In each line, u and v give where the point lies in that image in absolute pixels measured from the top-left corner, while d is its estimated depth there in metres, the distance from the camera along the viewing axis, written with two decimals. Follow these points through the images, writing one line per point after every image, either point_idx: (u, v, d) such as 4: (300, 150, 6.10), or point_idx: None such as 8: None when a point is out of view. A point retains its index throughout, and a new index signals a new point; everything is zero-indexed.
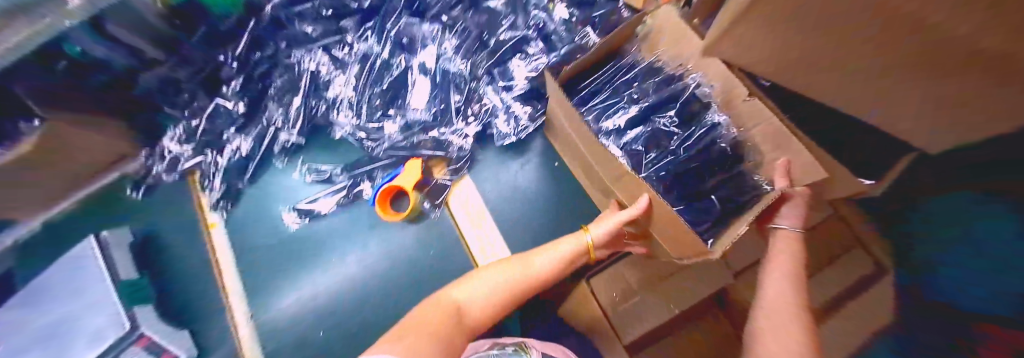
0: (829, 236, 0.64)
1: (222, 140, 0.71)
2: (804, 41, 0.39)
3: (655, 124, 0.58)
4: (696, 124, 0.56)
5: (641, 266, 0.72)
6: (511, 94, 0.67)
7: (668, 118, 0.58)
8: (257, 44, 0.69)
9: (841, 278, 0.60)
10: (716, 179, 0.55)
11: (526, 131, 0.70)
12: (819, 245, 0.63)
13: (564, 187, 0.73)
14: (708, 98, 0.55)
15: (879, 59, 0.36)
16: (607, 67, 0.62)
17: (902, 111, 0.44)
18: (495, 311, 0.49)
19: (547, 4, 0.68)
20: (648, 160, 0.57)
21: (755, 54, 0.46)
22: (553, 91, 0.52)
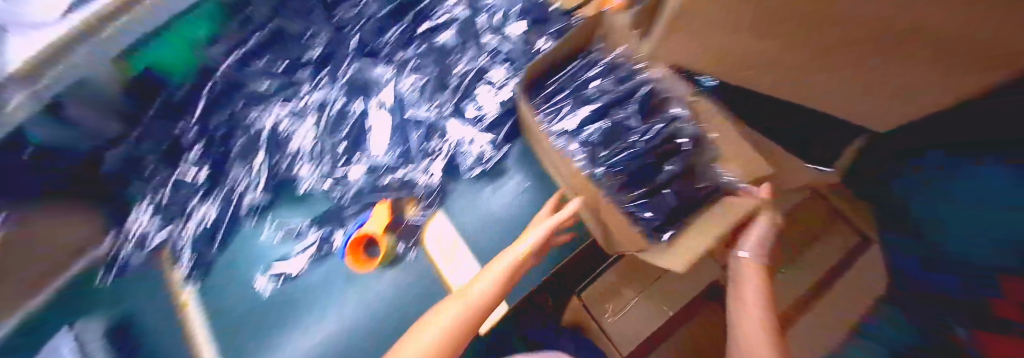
0: (808, 213, 0.60)
1: (187, 210, 0.69)
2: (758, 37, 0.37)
3: (611, 119, 0.52)
4: (656, 118, 0.51)
5: (628, 273, 0.70)
6: (478, 126, 0.66)
7: (628, 112, 0.52)
8: (217, 106, 0.69)
9: (828, 259, 0.56)
10: (671, 174, 0.50)
11: (493, 160, 0.70)
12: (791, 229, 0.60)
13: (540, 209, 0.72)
14: (666, 93, 0.50)
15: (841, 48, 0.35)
16: (570, 66, 0.55)
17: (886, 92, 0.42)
18: (473, 325, 0.45)
19: (497, 27, 0.70)
20: (604, 155, 0.51)
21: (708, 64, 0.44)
22: (521, 102, 0.51)
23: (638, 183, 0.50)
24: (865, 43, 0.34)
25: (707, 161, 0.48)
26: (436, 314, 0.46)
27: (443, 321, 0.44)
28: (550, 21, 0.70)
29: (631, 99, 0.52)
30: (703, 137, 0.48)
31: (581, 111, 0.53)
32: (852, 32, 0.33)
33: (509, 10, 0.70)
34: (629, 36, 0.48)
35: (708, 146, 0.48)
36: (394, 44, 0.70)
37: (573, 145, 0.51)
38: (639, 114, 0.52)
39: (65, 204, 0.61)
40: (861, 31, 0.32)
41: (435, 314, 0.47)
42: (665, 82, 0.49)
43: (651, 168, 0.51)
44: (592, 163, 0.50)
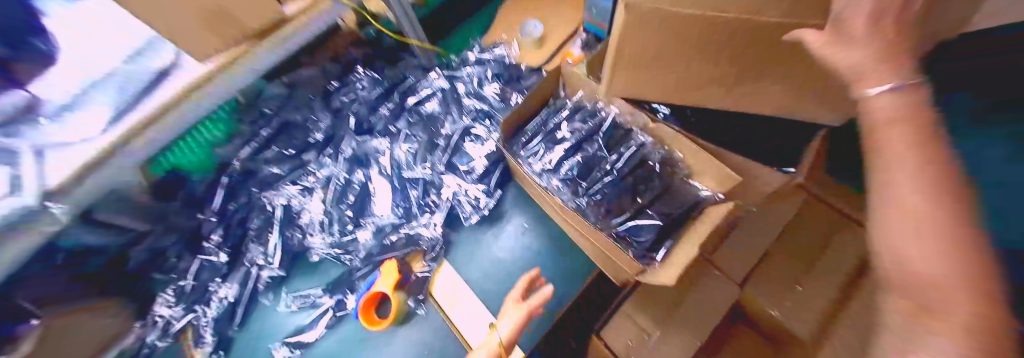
0: (815, 221, 0.68)
1: (208, 293, 0.73)
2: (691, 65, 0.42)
3: (584, 153, 0.57)
4: (624, 146, 0.56)
5: (648, 304, 0.65)
6: (471, 176, 0.72)
7: (599, 144, 0.57)
8: (233, 195, 0.76)
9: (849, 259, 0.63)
10: (655, 194, 0.53)
11: (489, 205, 0.74)
12: (804, 235, 0.67)
13: (542, 246, 0.74)
14: (629, 125, 0.57)
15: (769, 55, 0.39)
16: (543, 111, 0.62)
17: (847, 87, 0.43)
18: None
19: (477, 89, 0.79)
20: (584, 186, 0.55)
21: (664, 94, 0.49)
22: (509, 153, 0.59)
23: (619, 208, 0.53)
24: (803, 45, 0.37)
25: (684, 177, 0.53)
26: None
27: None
28: (523, 78, 0.81)
29: (599, 133, 0.58)
30: (673, 156, 0.54)
31: (557, 149, 0.58)
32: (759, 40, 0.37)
33: (483, 76, 0.80)
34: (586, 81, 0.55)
35: (679, 164, 0.53)
36: (387, 119, 0.78)
37: (555, 182, 0.56)
38: (607, 145, 0.57)
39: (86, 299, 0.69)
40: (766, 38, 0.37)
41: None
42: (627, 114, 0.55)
43: (635, 191, 0.54)
44: (574, 196, 0.55)
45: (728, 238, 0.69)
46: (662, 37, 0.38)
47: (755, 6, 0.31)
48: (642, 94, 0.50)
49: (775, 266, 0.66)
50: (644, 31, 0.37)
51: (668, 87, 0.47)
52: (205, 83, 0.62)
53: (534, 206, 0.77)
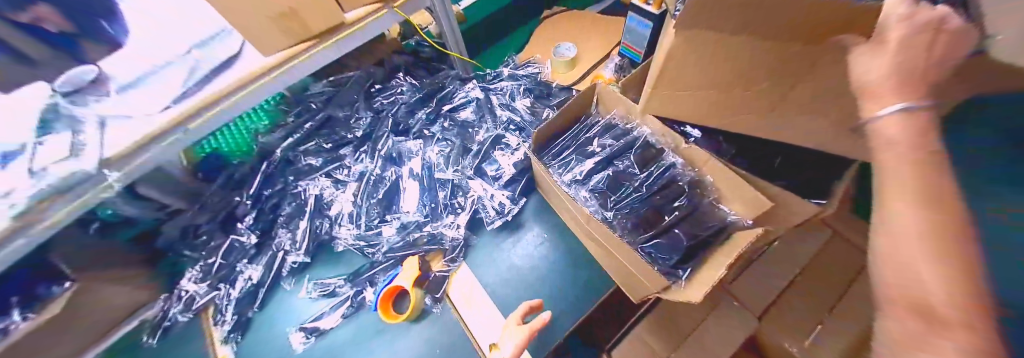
0: (841, 254, 0.68)
1: (234, 272, 0.76)
2: (731, 84, 0.43)
3: (615, 168, 0.59)
4: (654, 164, 0.57)
5: (665, 327, 0.65)
6: (498, 182, 0.75)
7: (628, 162, 0.58)
8: (269, 182, 0.80)
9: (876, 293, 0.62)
10: (680, 215, 0.54)
11: (512, 212, 0.76)
12: (829, 265, 0.68)
13: (562, 257, 0.75)
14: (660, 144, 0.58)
15: (806, 82, 0.40)
16: (574, 127, 0.65)
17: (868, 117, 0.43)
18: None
19: (510, 102, 0.83)
20: (613, 198, 0.57)
21: (699, 118, 0.49)
22: (535, 164, 0.61)
23: (645, 224, 0.54)
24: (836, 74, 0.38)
25: (712, 201, 0.54)
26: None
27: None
28: (553, 96, 0.86)
29: (631, 150, 0.59)
30: (701, 179, 0.55)
31: (586, 163, 0.60)
32: (793, 68, 0.39)
33: (515, 90, 0.85)
34: (620, 99, 0.57)
35: (707, 187, 0.54)
36: (423, 122, 0.82)
37: (583, 193, 0.57)
38: (637, 163, 0.58)
39: (116, 268, 0.72)
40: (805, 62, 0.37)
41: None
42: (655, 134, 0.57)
43: (660, 208, 0.55)
44: (601, 209, 0.56)
45: (748, 268, 0.69)
46: (699, 54, 0.39)
47: (786, 27, 0.33)
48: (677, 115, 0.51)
49: (795, 300, 0.65)
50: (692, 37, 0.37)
51: (699, 107, 0.47)
52: (264, 76, 0.67)
53: (555, 218, 0.79)
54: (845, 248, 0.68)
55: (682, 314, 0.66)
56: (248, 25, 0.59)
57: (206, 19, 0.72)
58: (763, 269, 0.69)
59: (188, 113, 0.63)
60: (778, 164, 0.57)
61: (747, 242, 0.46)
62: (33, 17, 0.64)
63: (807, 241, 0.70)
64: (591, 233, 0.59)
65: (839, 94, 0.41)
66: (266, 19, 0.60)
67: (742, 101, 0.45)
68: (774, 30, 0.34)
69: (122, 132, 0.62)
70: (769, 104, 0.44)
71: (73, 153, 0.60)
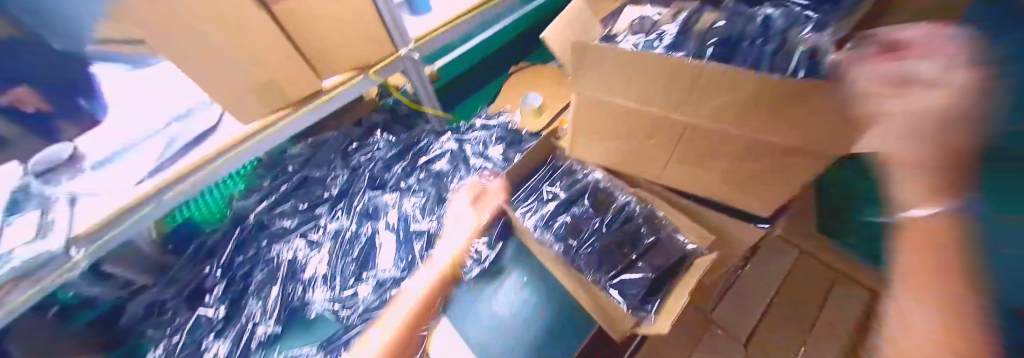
0: (814, 274, 0.78)
1: (199, 351, 0.69)
2: (628, 132, 0.50)
3: (572, 213, 0.61)
4: (609, 204, 0.61)
5: None
6: (474, 229, 0.77)
7: (583, 207, 0.61)
8: (243, 248, 0.79)
9: (847, 313, 0.72)
10: (639, 251, 0.56)
11: (489, 258, 0.76)
12: (800, 286, 0.77)
13: (547, 296, 0.74)
14: (608, 186, 0.62)
15: (694, 139, 0.44)
16: (543, 169, 0.68)
17: (769, 186, 0.45)
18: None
19: (483, 151, 0.88)
20: (577, 241, 0.58)
21: (616, 160, 0.57)
22: (504, 203, 0.65)
23: (609, 262, 0.55)
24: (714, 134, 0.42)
25: (670, 231, 0.56)
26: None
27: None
28: (524, 141, 0.91)
29: (583, 196, 0.63)
30: (653, 212, 0.58)
31: (550, 205, 0.62)
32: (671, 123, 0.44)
33: (488, 139, 0.91)
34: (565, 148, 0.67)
35: (662, 220, 0.58)
36: (399, 175, 0.85)
37: (549, 236, 0.59)
38: (592, 207, 0.61)
39: None
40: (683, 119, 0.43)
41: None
42: (605, 176, 0.62)
43: (619, 243, 0.57)
44: (566, 250, 0.57)
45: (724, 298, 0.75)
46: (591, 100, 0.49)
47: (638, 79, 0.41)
48: (602, 159, 0.59)
49: (773, 324, 0.72)
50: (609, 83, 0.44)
51: (622, 146, 0.54)
52: (247, 139, 0.69)
53: (535, 260, 0.79)
54: (811, 268, 0.79)
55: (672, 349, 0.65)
56: (225, 88, 0.61)
57: (183, 93, 0.75)
58: (742, 292, 0.76)
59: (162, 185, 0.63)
60: None
61: (703, 269, 0.49)
62: (10, 99, 0.62)
63: (781, 261, 0.80)
64: (560, 271, 0.62)
65: (728, 153, 0.44)
66: (245, 87, 0.63)
67: (646, 151, 0.52)
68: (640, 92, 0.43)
69: (93, 209, 0.61)
70: (671, 156, 0.49)
71: (43, 233, 0.57)
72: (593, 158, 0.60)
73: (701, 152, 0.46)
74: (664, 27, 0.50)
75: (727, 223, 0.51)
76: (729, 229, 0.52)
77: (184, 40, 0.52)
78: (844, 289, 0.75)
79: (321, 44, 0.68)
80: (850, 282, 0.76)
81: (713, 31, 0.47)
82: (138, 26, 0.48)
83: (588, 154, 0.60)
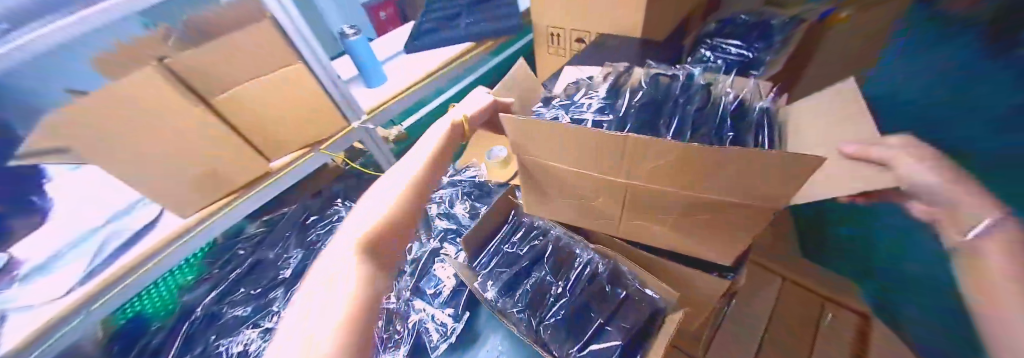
0: (801, 304, 0.76)
1: None
2: (577, 191, 0.47)
3: (535, 277, 0.58)
4: (572, 264, 0.58)
5: None
6: (437, 300, 0.72)
7: (544, 270, 0.58)
8: (190, 344, 0.72)
9: (840, 345, 0.68)
10: (604, 314, 0.52)
11: (456, 330, 0.68)
12: (788, 318, 0.74)
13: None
14: (568, 243, 0.60)
15: (643, 196, 0.41)
16: (505, 228, 0.66)
17: (731, 236, 0.42)
18: (376, 288, 0.36)
19: (449, 211, 0.86)
20: (542, 308, 0.54)
21: (573, 216, 0.54)
22: (463, 272, 0.61)
23: (575, 331, 0.51)
24: (660, 192, 0.39)
25: (638, 287, 0.53)
26: (312, 325, 0.30)
27: (332, 326, 0.30)
28: (491, 194, 0.90)
29: (543, 259, 0.60)
30: (617, 268, 0.56)
31: (510, 271, 0.59)
32: (615, 184, 0.41)
33: (454, 197, 0.89)
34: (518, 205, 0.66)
35: (628, 276, 0.55)
36: None
37: (512, 304, 0.55)
38: (552, 270, 0.58)
39: None
40: (624, 181, 0.40)
41: (303, 297, 0.34)
42: (563, 233, 0.60)
43: (587, 305, 0.53)
44: (531, 322, 0.53)
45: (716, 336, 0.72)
46: (532, 164, 0.46)
47: (572, 146, 0.38)
48: (560, 215, 0.56)
49: None
50: (544, 149, 0.42)
51: (575, 203, 0.50)
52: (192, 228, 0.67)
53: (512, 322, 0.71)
54: (799, 296, 0.78)
55: None
56: (174, 166, 0.60)
57: (106, 189, 0.70)
58: (730, 328, 0.74)
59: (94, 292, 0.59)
60: None
61: (672, 330, 0.47)
62: None
63: (766, 292, 0.79)
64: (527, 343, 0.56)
65: (681, 209, 0.41)
66: (186, 178, 0.62)
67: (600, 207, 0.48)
68: (575, 158, 0.40)
69: (20, 326, 0.55)
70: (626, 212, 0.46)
71: None
72: (551, 216, 0.57)
73: (653, 208, 0.43)
74: (594, 92, 0.53)
75: (689, 278, 0.49)
76: (694, 282, 0.50)
77: (126, 137, 0.52)
78: (835, 317, 0.73)
79: (276, 120, 0.69)
80: (839, 307, 0.74)
81: (638, 93, 0.51)
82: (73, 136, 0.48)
83: (545, 212, 0.57)
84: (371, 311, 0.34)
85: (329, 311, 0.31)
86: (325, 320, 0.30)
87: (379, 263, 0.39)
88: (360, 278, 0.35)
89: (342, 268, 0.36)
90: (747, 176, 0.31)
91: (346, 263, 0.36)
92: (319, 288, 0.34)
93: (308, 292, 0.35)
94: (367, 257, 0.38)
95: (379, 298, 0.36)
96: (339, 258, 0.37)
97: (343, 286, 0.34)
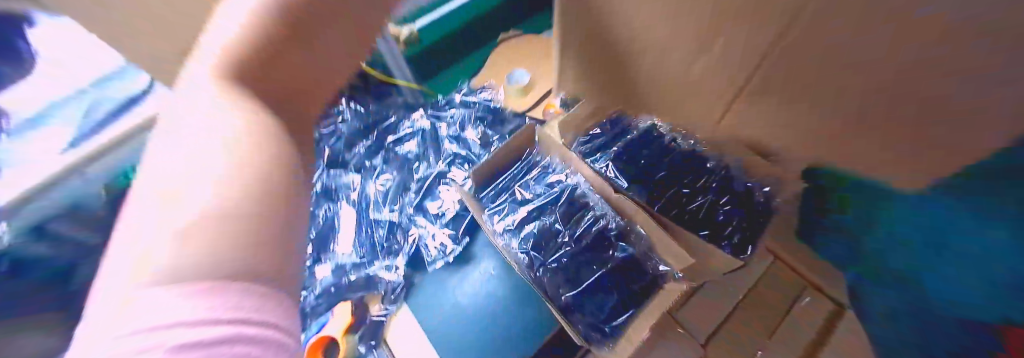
0: (784, 280, 0.67)
1: None
2: None
3: (541, 222, 0.56)
4: (581, 214, 0.56)
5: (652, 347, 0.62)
6: (440, 221, 0.72)
7: (553, 217, 0.56)
8: None
9: (806, 329, 0.64)
10: (606, 268, 0.53)
11: (455, 252, 0.69)
12: (770, 292, 0.67)
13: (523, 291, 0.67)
14: (583, 193, 0.57)
15: None
16: (517, 165, 0.63)
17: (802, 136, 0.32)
18: (274, 183, 0.24)
19: (459, 133, 0.81)
20: (545, 254, 0.54)
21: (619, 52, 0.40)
22: (468, 204, 0.59)
23: (573, 280, 0.53)
24: None
25: (645, 249, 0.53)
26: (144, 230, 0.20)
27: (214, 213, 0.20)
28: (507, 122, 0.84)
29: (554, 205, 0.57)
30: (630, 228, 0.53)
31: (517, 214, 0.57)
32: None
33: (466, 119, 0.83)
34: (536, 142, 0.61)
35: (639, 237, 0.53)
36: (364, 155, 0.79)
37: (513, 245, 0.55)
38: (560, 219, 0.56)
39: None
40: None
41: (127, 220, 0.21)
42: (581, 181, 0.56)
43: (589, 257, 0.54)
44: (531, 265, 0.54)
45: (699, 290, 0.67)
46: None
47: None
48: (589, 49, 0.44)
49: (742, 329, 0.65)
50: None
51: None
52: None
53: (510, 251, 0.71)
54: (785, 277, 0.67)
55: (667, 320, 0.65)
56: None
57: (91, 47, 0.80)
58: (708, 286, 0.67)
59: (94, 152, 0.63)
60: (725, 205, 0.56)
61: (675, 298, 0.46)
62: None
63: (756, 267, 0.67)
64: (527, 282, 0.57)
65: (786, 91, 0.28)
66: None
67: None
68: None
69: (26, 175, 0.59)
70: None
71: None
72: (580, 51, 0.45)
73: None
74: None
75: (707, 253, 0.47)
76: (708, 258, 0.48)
77: None
78: (814, 300, 0.65)
79: None
80: (815, 290, 0.66)
81: None
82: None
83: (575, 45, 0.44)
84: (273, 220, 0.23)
85: (171, 213, 0.20)
86: (180, 203, 0.20)
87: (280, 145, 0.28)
88: (236, 168, 0.23)
89: (209, 137, 0.24)
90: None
91: (222, 143, 0.24)
92: (158, 175, 0.22)
93: (133, 218, 0.21)
94: (255, 137, 0.26)
95: (282, 197, 0.25)
96: (194, 118, 0.25)
97: (196, 175, 0.22)
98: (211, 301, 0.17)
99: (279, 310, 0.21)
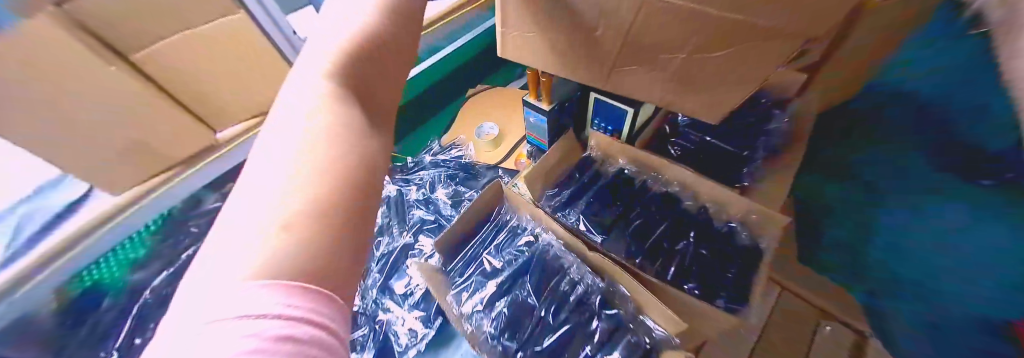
0: None
1: None
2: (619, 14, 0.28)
3: (514, 296, 0.50)
4: (557, 279, 0.51)
5: None
6: (408, 301, 0.65)
7: (526, 289, 0.51)
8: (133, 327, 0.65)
9: None
10: (592, 342, 0.47)
11: (427, 337, 0.61)
12: None
13: None
14: (558, 253, 0.52)
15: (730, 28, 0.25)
16: (483, 231, 0.58)
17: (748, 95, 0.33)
18: (352, 193, 0.22)
19: (427, 197, 0.78)
20: (521, 332, 0.48)
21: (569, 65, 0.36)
22: (433, 280, 0.53)
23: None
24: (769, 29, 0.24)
25: (633, 312, 0.47)
26: (239, 240, 0.19)
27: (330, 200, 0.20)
28: (478, 176, 0.80)
29: (525, 276, 0.52)
30: (612, 289, 0.48)
31: (486, 288, 0.52)
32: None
33: (436, 180, 0.80)
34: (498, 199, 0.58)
35: (622, 299, 0.47)
36: None
37: (484, 325, 0.49)
38: (533, 290, 0.50)
39: None
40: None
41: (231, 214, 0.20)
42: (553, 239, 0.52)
43: (571, 330, 0.47)
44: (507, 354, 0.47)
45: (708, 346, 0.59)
46: None
47: None
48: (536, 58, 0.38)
49: None
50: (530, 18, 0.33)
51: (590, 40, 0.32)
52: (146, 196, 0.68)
53: None
54: None
55: None
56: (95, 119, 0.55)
57: None
58: None
59: (17, 278, 0.59)
60: (711, 249, 0.52)
61: None
62: None
63: None
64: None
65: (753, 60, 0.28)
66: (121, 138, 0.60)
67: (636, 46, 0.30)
68: None
69: None
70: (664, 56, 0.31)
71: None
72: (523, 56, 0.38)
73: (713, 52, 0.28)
74: None
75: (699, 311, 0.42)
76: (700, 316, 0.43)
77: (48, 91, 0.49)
78: None
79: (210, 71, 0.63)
80: None
81: None
82: (5, 100, 0.47)
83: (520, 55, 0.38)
84: (349, 227, 0.21)
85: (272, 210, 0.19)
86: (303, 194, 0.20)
87: (362, 150, 0.25)
88: (320, 179, 0.21)
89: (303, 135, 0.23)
90: (708, 67, 0.29)
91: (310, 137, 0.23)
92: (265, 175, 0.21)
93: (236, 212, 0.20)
94: (343, 134, 0.24)
95: (360, 211, 0.22)
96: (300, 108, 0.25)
97: (288, 187, 0.20)
98: (297, 298, 0.17)
99: (340, 303, 0.20)
